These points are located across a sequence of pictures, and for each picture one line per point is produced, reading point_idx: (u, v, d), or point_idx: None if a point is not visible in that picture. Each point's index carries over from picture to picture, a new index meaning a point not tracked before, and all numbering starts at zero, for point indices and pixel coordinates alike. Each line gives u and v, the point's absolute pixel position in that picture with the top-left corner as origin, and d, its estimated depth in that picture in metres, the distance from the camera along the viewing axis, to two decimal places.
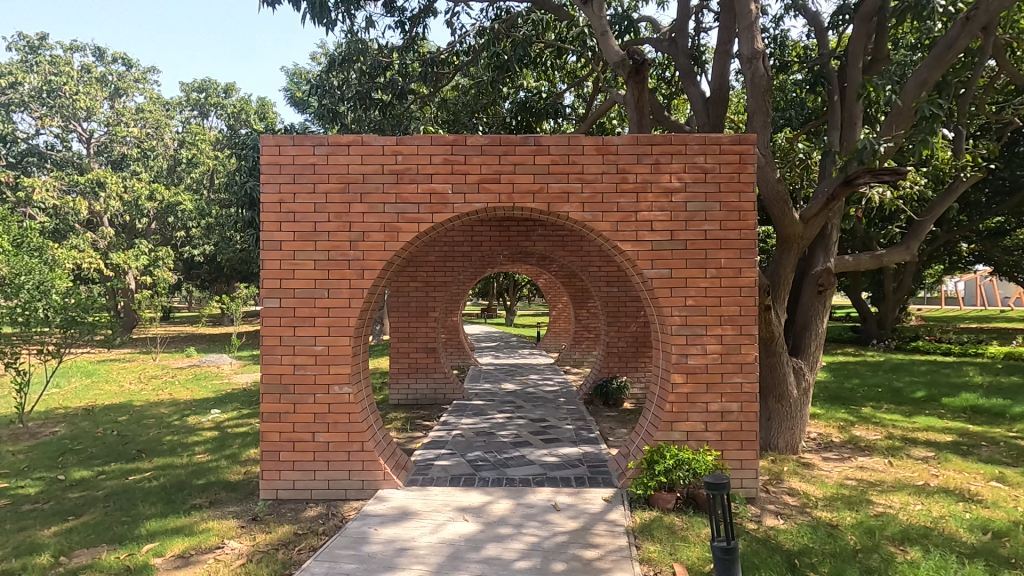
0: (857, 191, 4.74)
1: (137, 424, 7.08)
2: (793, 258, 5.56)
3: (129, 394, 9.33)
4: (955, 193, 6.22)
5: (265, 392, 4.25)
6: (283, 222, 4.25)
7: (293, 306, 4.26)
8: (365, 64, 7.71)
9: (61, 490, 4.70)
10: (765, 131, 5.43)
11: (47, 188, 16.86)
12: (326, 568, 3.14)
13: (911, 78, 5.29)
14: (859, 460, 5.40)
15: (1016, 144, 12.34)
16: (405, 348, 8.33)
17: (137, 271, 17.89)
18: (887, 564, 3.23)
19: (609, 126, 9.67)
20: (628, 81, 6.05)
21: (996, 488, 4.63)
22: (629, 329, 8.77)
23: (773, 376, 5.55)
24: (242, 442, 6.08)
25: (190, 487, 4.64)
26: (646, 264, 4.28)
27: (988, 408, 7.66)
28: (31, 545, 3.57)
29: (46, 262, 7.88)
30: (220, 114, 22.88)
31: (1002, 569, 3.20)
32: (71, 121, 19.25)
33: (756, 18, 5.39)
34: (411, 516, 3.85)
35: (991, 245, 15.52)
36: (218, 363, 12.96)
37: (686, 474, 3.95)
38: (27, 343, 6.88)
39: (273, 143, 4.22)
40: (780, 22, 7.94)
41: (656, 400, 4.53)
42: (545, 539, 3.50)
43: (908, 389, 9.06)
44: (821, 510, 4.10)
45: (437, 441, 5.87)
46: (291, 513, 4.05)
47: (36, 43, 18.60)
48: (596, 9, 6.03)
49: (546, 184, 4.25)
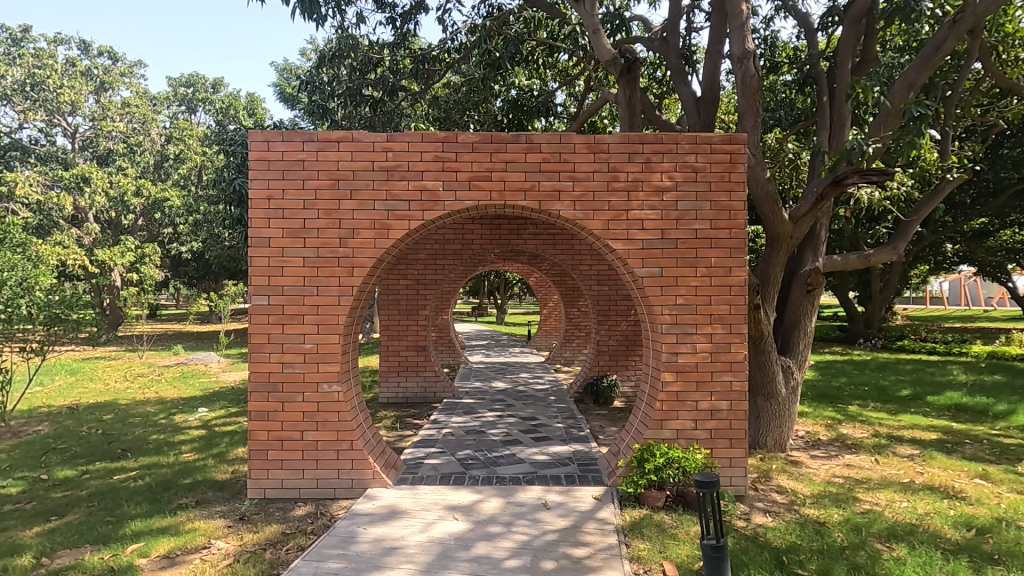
0: (845, 191, 4.77)
1: (122, 424, 6.97)
2: (782, 256, 5.60)
3: (115, 394, 9.07)
4: (942, 194, 6.25)
5: (252, 390, 4.20)
6: (271, 219, 4.21)
7: (281, 304, 4.21)
8: (356, 60, 7.60)
9: (44, 490, 4.62)
10: (756, 130, 5.47)
11: (30, 184, 16.50)
12: (313, 569, 3.10)
13: (899, 79, 5.32)
14: (847, 458, 5.45)
15: (999, 146, 12.52)
16: (395, 347, 8.28)
17: (124, 268, 17.68)
18: (873, 560, 3.26)
19: (600, 125, 9.75)
20: (619, 80, 6.10)
21: (980, 485, 4.70)
22: (619, 328, 8.82)
23: (762, 375, 5.58)
24: (230, 441, 6.01)
25: (176, 486, 4.58)
26: (637, 263, 4.27)
27: (972, 406, 7.77)
28: (12, 546, 3.51)
29: (28, 258, 7.67)
30: (208, 110, 22.74)
31: (986, 565, 3.24)
32: (55, 115, 18.89)
33: (747, 19, 5.36)
34: (399, 515, 3.83)
35: (975, 245, 15.71)
36: (207, 361, 12.79)
37: (677, 472, 3.97)
38: (9, 341, 6.75)
39: (261, 138, 4.17)
40: (771, 23, 8.01)
41: (646, 398, 4.54)
42: (534, 538, 3.50)
43: (894, 388, 9.16)
44: (809, 508, 4.13)
45: (427, 440, 5.83)
46: (280, 513, 4.01)
47: (19, 35, 18.38)
48: (588, 8, 5.72)
49: (538, 182, 4.24)
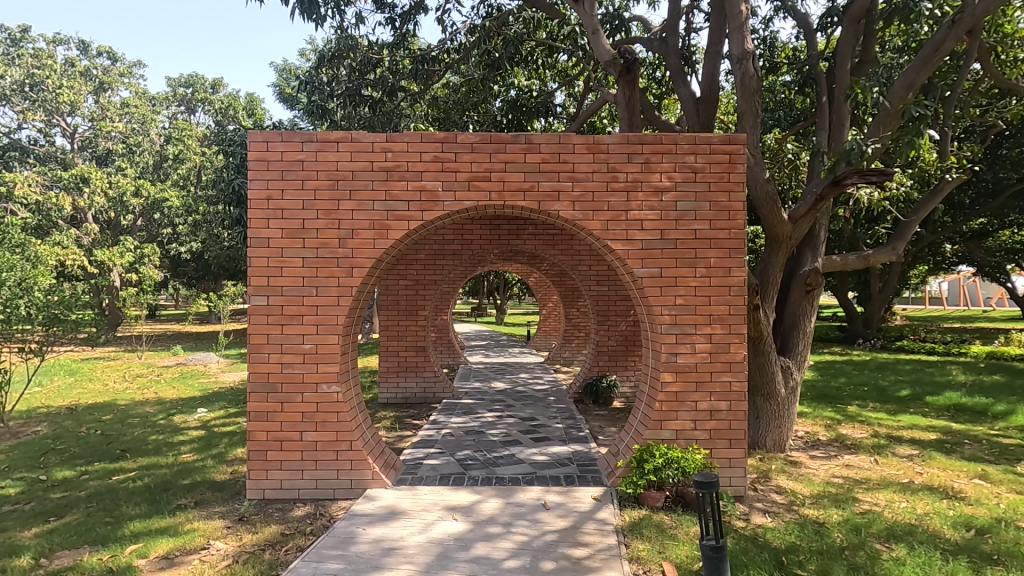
0: (844, 191, 4.76)
1: (122, 424, 6.96)
2: (781, 257, 5.60)
3: (115, 394, 9.08)
4: (941, 194, 6.25)
5: (252, 391, 4.20)
6: (271, 219, 4.20)
7: (280, 304, 4.21)
8: (355, 60, 7.62)
9: (43, 491, 4.61)
10: (755, 131, 5.47)
11: (29, 184, 16.47)
12: (312, 569, 3.10)
13: (898, 80, 5.33)
14: (846, 459, 5.45)
15: (999, 146, 12.41)
16: (394, 347, 8.28)
17: (123, 269, 17.65)
18: (873, 561, 3.26)
19: (599, 125, 9.77)
20: (619, 80, 6.10)
21: (979, 485, 4.70)
22: (618, 329, 8.82)
23: (762, 375, 5.58)
24: (229, 442, 6.01)
25: (175, 487, 4.57)
26: (637, 263, 4.27)
27: (972, 406, 7.77)
28: (11, 547, 3.50)
29: (27, 258, 7.66)
30: (207, 110, 22.74)
31: (986, 566, 3.24)
32: (54, 116, 18.88)
33: (746, 19, 5.36)
34: (399, 516, 3.82)
35: (974, 245, 15.73)
36: (206, 361, 12.78)
37: (676, 473, 3.96)
38: (8, 341, 6.73)
39: (261, 138, 4.16)
40: (770, 23, 8.02)
41: (646, 398, 4.54)
42: (534, 538, 3.50)
43: (893, 388, 9.17)
44: (808, 508, 4.13)
45: (427, 441, 5.82)
46: (279, 514, 4.01)
47: (18, 35, 18.35)
48: (587, 9, 5.72)
49: (537, 182, 4.24)
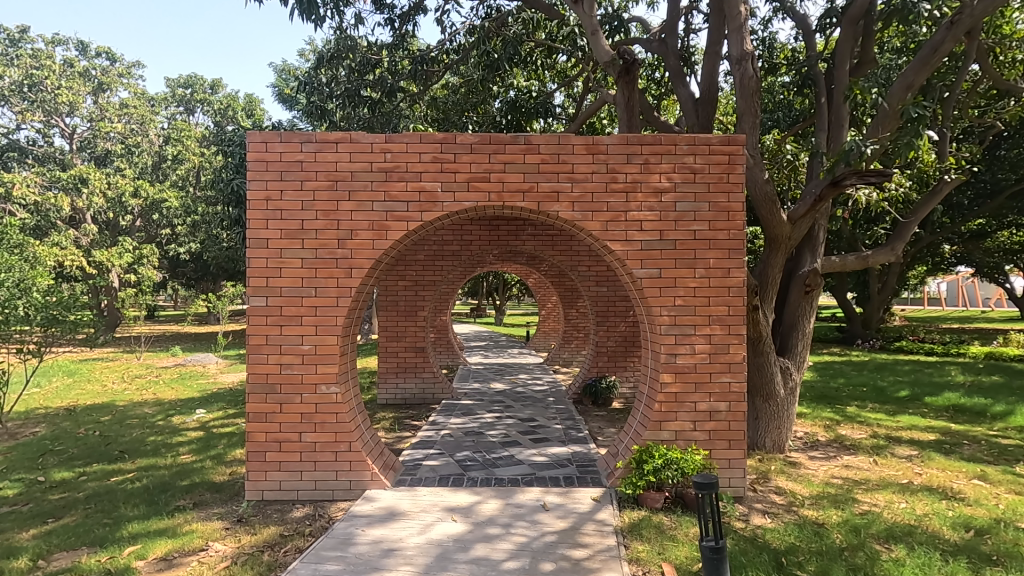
0: (844, 192, 4.76)
1: (120, 426, 6.94)
2: (781, 257, 5.60)
3: (113, 395, 9.05)
4: (940, 195, 6.27)
5: (251, 391, 4.19)
6: (270, 220, 4.20)
7: (279, 305, 4.20)
8: (354, 61, 7.61)
9: (41, 492, 4.60)
10: (754, 131, 5.48)
11: (27, 184, 16.45)
12: (311, 571, 3.09)
13: (897, 81, 5.34)
14: (845, 459, 5.45)
15: (997, 146, 12.36)
16: (394, 348, 8.27)
17: (121, 269, 17.61)
18: (873, 562, 3.25)
19: (598, 126, 9.77)
20: (618, 81, 6.11)
21: (979, 486, 4.70)
22: (618, 329, 8.83)
23: (761, 376, 5.58)
24: (228, 443, 6.00)
25: (174, 489, 4.56)
26: (636, 264, 4.27)
27: (971, 407, 7.78)
28: (8, 549, 3.49)
29: (25, 258, 7.64)
30: (206, 111, 22.73)
31: (985, 566, 3.24)
32: (53, 116, 18.86)
33: (745, 20, 5.36)
34: (398, 517, 3.82)
35: (973, 246, 15.75)
36: (205, 362, 12.76)
37: (676, 474, 3.96)
38: (6, 342, 6.70)
39: (260, 139, 4.16)
40: (769, 24, 8.02)
41: (645, 399, 4.53)
42: (533, 539, 3.49)
43: (892, 389, 9.17)
44: (807, 509, 4.13)
45: (426, 441, 5.83)
46: (278, 515, 4.00)
47: (16, 36, 18.32)
48: (586, 9, 5.72)
49: (536, 183, 4.24)
